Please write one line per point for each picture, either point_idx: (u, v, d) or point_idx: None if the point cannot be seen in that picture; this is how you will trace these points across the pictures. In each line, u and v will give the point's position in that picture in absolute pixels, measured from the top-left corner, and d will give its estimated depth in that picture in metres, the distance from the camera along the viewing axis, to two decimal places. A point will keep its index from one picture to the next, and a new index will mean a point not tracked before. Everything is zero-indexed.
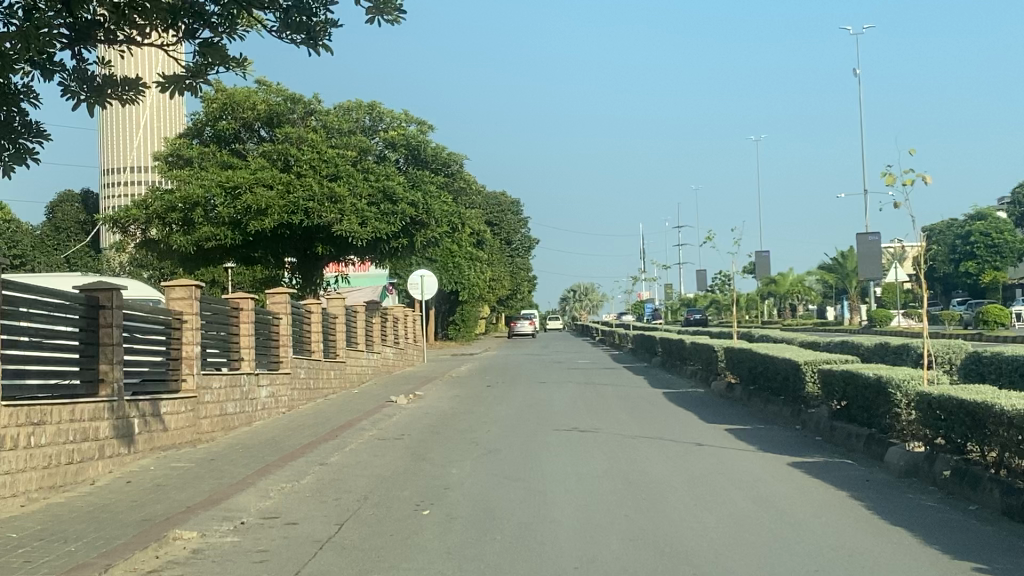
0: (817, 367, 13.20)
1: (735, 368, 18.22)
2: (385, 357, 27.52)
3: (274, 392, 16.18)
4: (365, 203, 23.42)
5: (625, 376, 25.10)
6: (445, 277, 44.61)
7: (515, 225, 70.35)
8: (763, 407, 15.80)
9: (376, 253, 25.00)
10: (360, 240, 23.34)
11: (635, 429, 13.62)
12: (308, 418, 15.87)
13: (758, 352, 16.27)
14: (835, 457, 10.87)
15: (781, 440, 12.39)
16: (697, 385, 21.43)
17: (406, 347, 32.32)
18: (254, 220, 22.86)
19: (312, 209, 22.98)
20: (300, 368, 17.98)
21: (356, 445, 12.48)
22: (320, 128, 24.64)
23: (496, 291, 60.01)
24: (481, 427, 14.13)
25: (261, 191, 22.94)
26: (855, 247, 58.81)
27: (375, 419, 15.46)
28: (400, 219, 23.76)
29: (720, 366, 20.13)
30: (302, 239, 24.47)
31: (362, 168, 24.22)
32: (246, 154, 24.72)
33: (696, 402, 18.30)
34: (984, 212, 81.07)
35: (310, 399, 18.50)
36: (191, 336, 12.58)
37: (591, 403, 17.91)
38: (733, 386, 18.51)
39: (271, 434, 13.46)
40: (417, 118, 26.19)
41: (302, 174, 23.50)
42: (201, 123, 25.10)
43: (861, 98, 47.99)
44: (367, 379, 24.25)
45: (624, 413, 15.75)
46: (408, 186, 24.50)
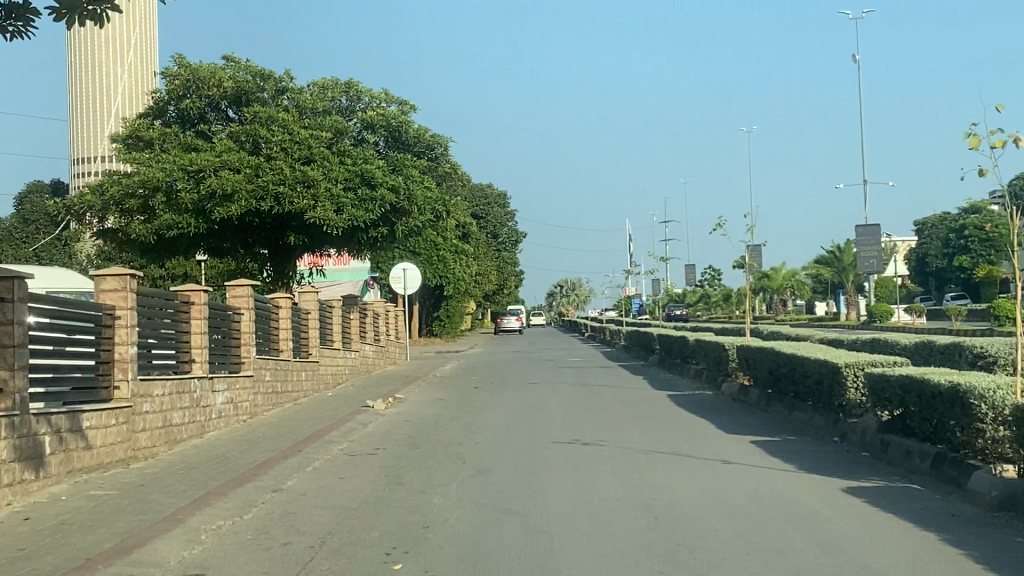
0: (860, 370, 11.30)
1: (752, 370, 16.31)
2: (364, 357, 25.59)
3: (234, 398, 14.29)
4: (340, 189, 21.46)
5: (622, 377, 23.20)
6: (430, 270, 42.69)
7: (501, 218, 68.46)
8: (788, 415, 13.90)
9: (354, 244, 23.00)
10: (335, 229, 21.35)
11: (648, 442, 11.74)
12: (271, 428, 13.96)
13: (782, 352, 14.36)
14: (897, 481, 9.00)
15: (822, 457, 10.51)
16: (705, 387, 19.53)
17: (387, 345, 30.35)
18: (220, 206, 20.95)
19: (283, 195, 21.05)
20: (265, 370, 16.09)
21: (320, 463, 10.59)
22: (293, 108, 22.70)
23: (482, 286, 58.09)
24: (470, 440, 12.25)
25: (227, 174, 21.04)
26: (852, 241, 56.95)
27: (348, 428, 13.58)
28: (380, 206, 21.76)
29: (731, 366, 18.22)
30: (272, 228, 22.53)
31: (338, 150, 22.25)
32: (212, 135, 22.75)
33: (707, 407, 16.41)
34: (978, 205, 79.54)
35: (277, 404, 16.58)
36: (126, 335, 10.67)
37: (590, 408, 16.03)
38: (749, 389, 16.62)
39: (225, 449, 11.57)
40: (399, 98, 24.13)
41: (273, 156, 21.61)
42: (163, 101, 23.10)
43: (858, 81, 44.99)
44: (343, 380, 22.33)
45: (631, 421, 13.87)
46: (388, 171, 22.49)
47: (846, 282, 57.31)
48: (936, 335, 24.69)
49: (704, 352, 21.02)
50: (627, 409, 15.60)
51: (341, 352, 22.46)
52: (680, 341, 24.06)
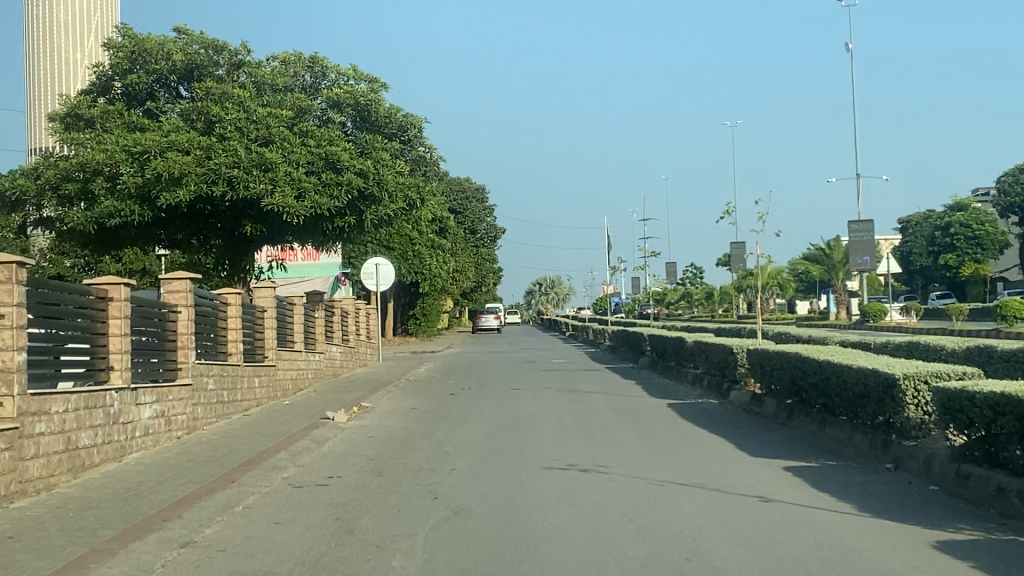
0: (922, 383, 9.18)
1: (768, 377, 14.20)
2: (329, 358, 23.43)
3: (165, 411, 12.14)
4: (302, 172, 19.33)
5: (613, 381, 21.11)
6: (405, 266, 40.54)
7: (480, 214, 66.34)
8: (818, 433, 11.82)
9: (318, 235, 20.85)
10: (295, 218, 19.17)
11: (661, 470, 9.63)
12: (207, 447, 11.83)
13: (808, 357, 12.25)
14: (998, 532, 6.91)
15: (881, 492, 8.42)
16: (708, 395, 17.44)
17: (357, 346, 28.20)
18: (166, 191, 18.75)
19: (238, 179, 18.89)
20: (208, 378, 13.93)
21: (254, 500, 8.46)
22: (250, 85, 20.53)
23: (459, 283, 55.90)
24: (443, 467, 10.14)
25: (174, 155, 18.87)
26: (843, 237, 54.84)
27: (298, 448, 11.45)
28: (346, 192, 19.61)
29: (739, 373, 16.11)
30: (228, 218, 20.35)
31: (300, 130, 20.07)
32: (160, 114, 20.55)
33: (715, 419, 14.32)
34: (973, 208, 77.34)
35: (221, 415, 14.45)
36: (13, 339, 8.51)
37: (582, 421, 13.92)
38: (764, 400, 14.48)
39: (142, 478, 9.42)
40: (369, 76, 21.94)
41: (227, 136, 19.42)
42: (107, 77, 20.91)
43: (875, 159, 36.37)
44: (305, 386, 20.16)
45: (633, 440, 11.78)
46: (355, 154, 20.30)
47: (836, 279, 55.34)
48: (957, 337, 22.51)
49: (706, 355, 18.93)
50: (627, 423, 13.48)
51: (303, 354, 20.28)
52: (675, 343, 21.95)
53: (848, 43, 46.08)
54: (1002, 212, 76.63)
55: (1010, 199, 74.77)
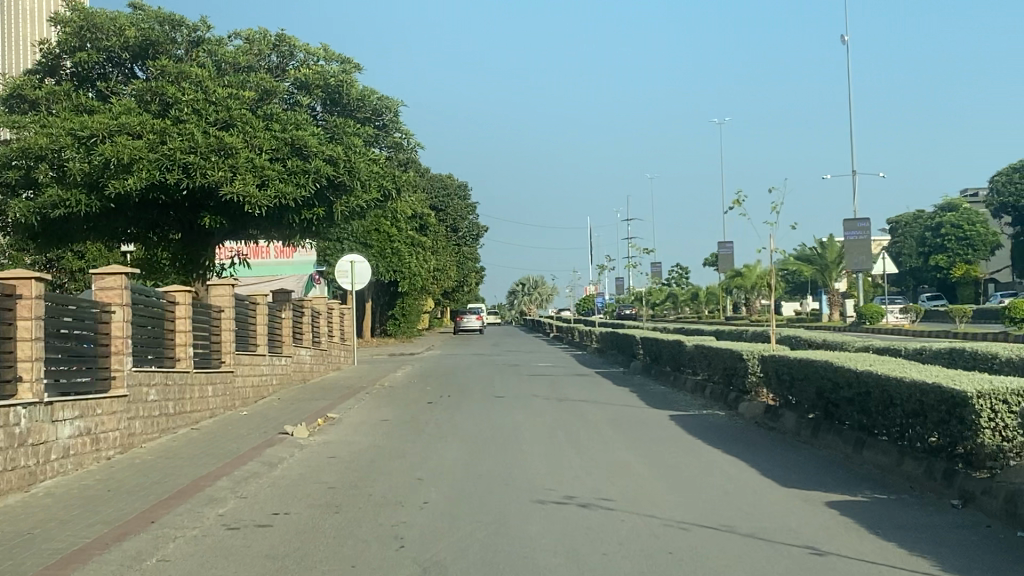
0: (998, 402, 7.51)
1: (788, 388, 12.50)
2: (297, 363, 21.69)
3: (92, 428, 10.40)
4: (265, 159, 17.59)
5: (604, 388, 19.43)
6: (383, 264, 38.75)
7: (462, 211, 64.51)
8: (854, 456, 10.15)
9: (283, 227, 19.11)
10: (257, 208, 17.41)
11: (678, 507, 7.94)
12: (137, 469, 10.10)
13: (840, 365, 10.56)
14: None
15: (957, 541, 6.76)
16: (714, 406, 15.74)
17: (329, 349, 26.42)
18: (115, 179, 16.95)
19: (194, 166, 17.12)
20: (148, 388, 12.20)
21: (174, 551, 6.74)
22: (209, 64, 18.73)
23: (440, 282, 54.10)
24: (413, 500, 8.43)
25: (125, 139, 17.08)
26: (836, 236, 53.19)
27: (244, 473, 9.73)
28: (314, 181, 17.88)
29: (750, 382, 14.41)
30: (185, 210, 18.59)
31: (264, 113, 18.30)
32: (111, 95, 18.73)
33: (726, 435, 12.65)
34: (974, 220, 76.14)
35: (164, 430, 12.72)
36: None
37: (576, 439, 12.22)
38: (781, 414, 12.81)
39: (44, 516, 7.71)
40: (341, 56, 20.16)
41: (182, 119, 17.62)
42: (53, 55, 19.07)
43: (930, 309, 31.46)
44: (268, 394, 18.46)
45: (638, 463, 10.08)
46: (324, 139, 18.55)
47: (829, 279, 53.67)
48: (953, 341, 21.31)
49: (708, 362, 17.25)
50: (627, 442, 11.79)
51: (266, 359, 18.57)
52: (672, 346, 20.24)
53: (843, 35, 44.39)
54: (995, 212, 75.10)
55: (1004, 199, 73.21)
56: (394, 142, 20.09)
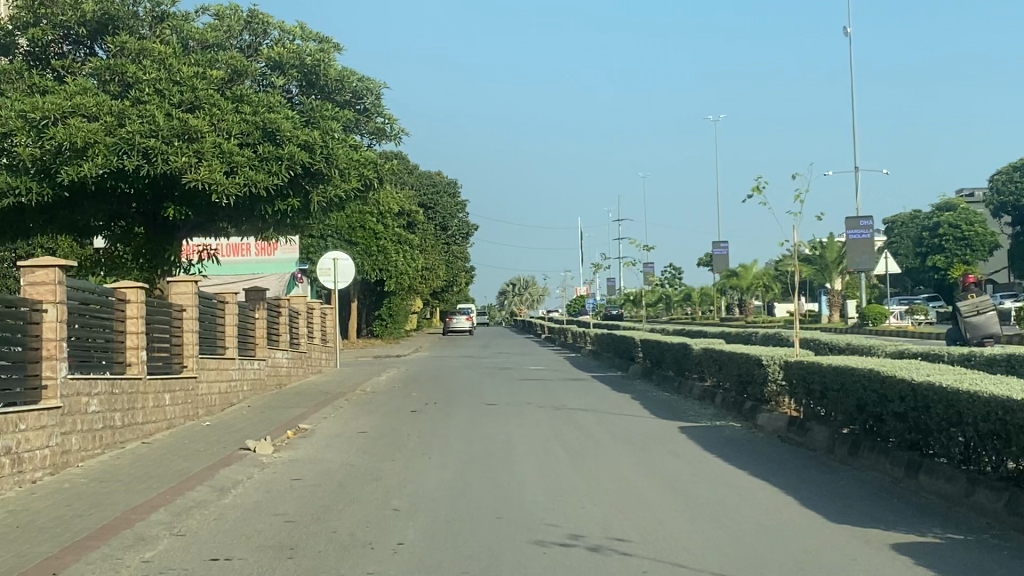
0: None
1: (818, 398, 11.03)
2: (272, 367, 20.16)
3: (12, 447, 8.85)
4: (233, 144, 16.07)
5: (604, 395, 17.94)
6: (369, 262, 37.21)
7: (451, 209, 62.95)
8: (906, 481, 8.67)
9: (255, 219, 17.59)
10: (225, 198, 15.86)
11: (710, 553, 6.44)
12: (64, 495, 8.55)
13: (887, 374, 9.09)
14: None
15: None
16: (727, 416, 14.26)
17: (309, 351, 24.89)
18: (68, 165, 15.37)
19: (155, 151, 15.57)
20: (89, 398, 10.65)
21: None
22: (174, 41, 17.17)
23: (428, 281, 52.58)
24: (386, 542, 6.91)
25: (79, 121, 15.49)
26: (836, 235, 51.77)
27: (188, 502, 8.21)
28: (287, 169, 16.36)
29: (771, 391, 12.92)
30: (147, 200, 17.03)
31: (233, 95, 16.76)
32: (68, 74, 17.14)
33: (747, 450, 11.16)
34: (973, 220, 74.83)
35: (109, 445, 11.17)
36: None
37: (576, 457, 10.71)
38: (810, 428, 11.33)
39: None
40: (320, 35, 18.61)
41: (143, 100, 16.06)
42: (6, 31, 17.47)
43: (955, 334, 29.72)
44: (238, 401, 16.94)
45: (653, 491, 8.56)
46: (300, 123, 17.01)
47: (829, 279, 52.31)
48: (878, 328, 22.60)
49: (719, 366, 15.79)
50: (636, 461, 10.30)
51: (236, 363, 17.04)
52: (677, 350, 18.74)
53: (846, 26, 42.99)
54: (994, 212, 73.82)
55: (1003, 198, 71.89)
56: (377, 128, 18.52)
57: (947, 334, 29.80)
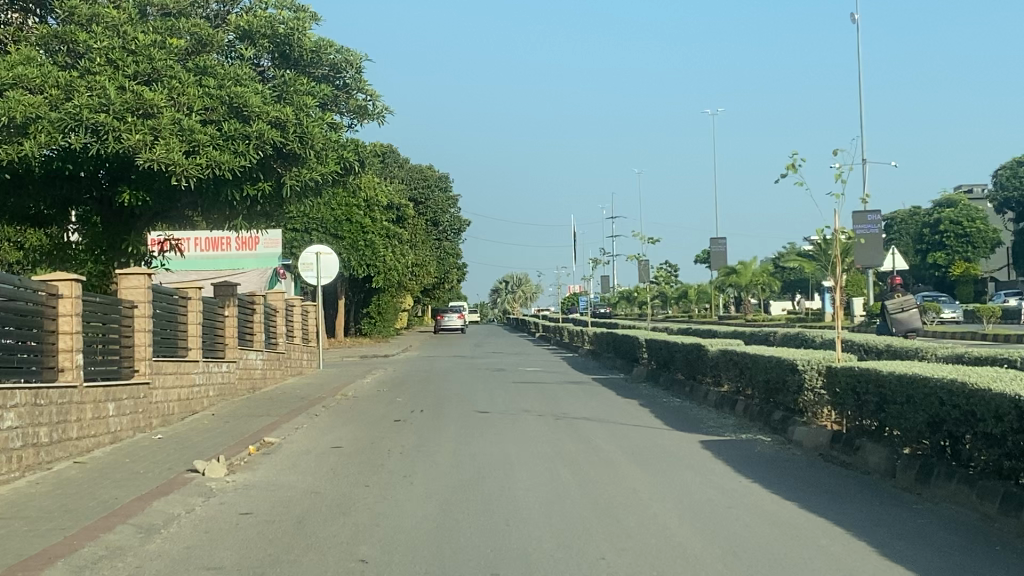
0: None
1: (872, 411, 9.32)
2: (244, 369, 18.42)
3: None
4: (195, 120, 14.28)
5: (608, 401, 16.24)
6: (356, 257, 35.46)
7: (443, 204, 61.16)
8: (1004, 521, 6.95)
9: (223, 206, 15.81)
10: (183, 181, 14.05)
11: None
12: None
13: (972, 385, 7.38)
14: None
15: None
16: (752, 427, 12.55)
17: (288, 351, 23.11)
18: (6, 144, 13.55)
19: (105, 128, 13.73)
20: (2, 413, 8.88)
21: None
22: (129, 7, 15.40)
23: (419, 278, 50.86)
24: None
25: (19, 94, 13.66)
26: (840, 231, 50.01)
27: (98, 552, 6.45)
28: (255, 149, 14.57)
29: (806, 400, 11.21)
30: (101, 183, 15.24)
31: (195, 67, 15.00)
32: (10, 42, 15.33)
33: (788, 474, 9.43)
34: (974, 217, 73.07)
35: (30, 467, 9.40)
36: None
37: (586, 486, 8.97)
38: (860, 446, 9.61)
39: None
40: (294, 3, 16.81)
41: (94, 71, 14.27)
42: None
43: (974, 335, 27.92)
44: (201, 408, 15.18)
45: (688, 540, 6.81)
46: (271, 98, 15.23)
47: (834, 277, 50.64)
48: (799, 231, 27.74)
49: (739, 370, 14.04)
50: (659, 492, 8.57)
51: (200, 367, 15.29)
52: (690, 350, 17.03)
53: (853, 13, 41.09)
54: (997, 208, 72.07)
55: (1007, 193, 70.08)
56: (359, 106, 16.72)
57: (967, 336, 27.98)
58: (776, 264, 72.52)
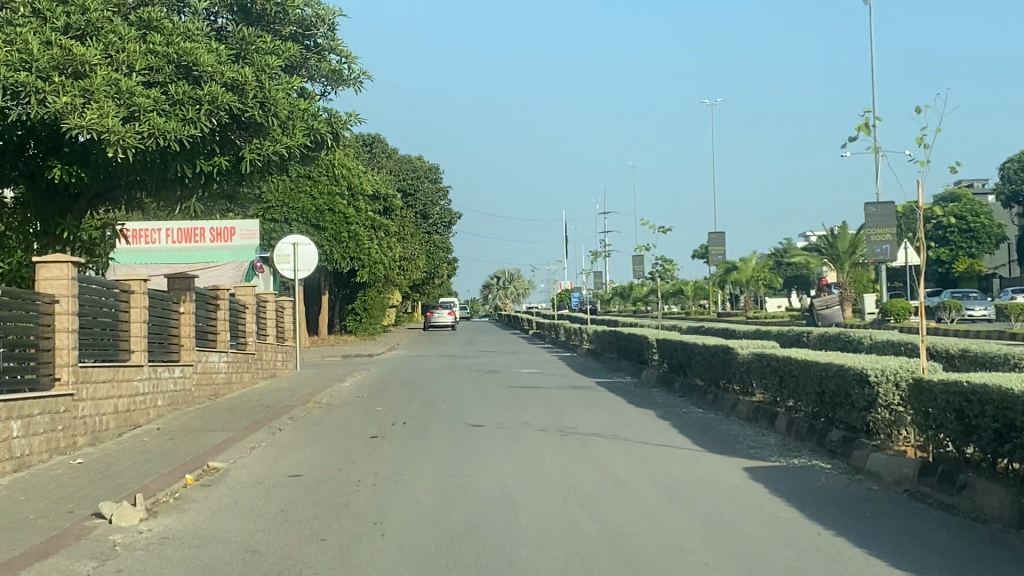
0: None
1: (987, 441, 7.17)
2: (204, 372, 16.20)
3: None
4: (136, 82, 12.00)
5: (619, 412, 14.07)
6: (339, 250, 33.33)
7: (433, 195, 58.98)
8: None
9: (173, 185, 13.59)
10: (119, 153, 11.77)
11: None
12: None
13: None
14: None
15: None
16: (802, 449, 10.38)
17: (260, 352, 20.89)
18: None
19: (26, 89, 11.40)
20: None
21: None
22: None
23: (407, 272, 48.61)
24: None
25: None
26: (847, 224, 47.78)
27: None
28: (208, 116, 12.33)
29: (878, 420, 9.04)
30: (27, 155, 12.95)
31: (138, 20, 12.73)
32: None
33: (876, 525, 7.27)
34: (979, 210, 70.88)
35: None
36: None
37: (616, 542, 6.78)
38: (968, 483, 7.47)
39: None
40: None
41: (16, 22, 11.95)
42: None
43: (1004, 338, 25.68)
44: (144, 421, 12.96)
45: None
46: (229, 57, 12.98)
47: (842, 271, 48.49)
48: None
49: (780, 379, 11.86)
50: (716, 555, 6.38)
51: (144, 373, 13.06)
52: (712, 353, 14.84)
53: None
54: (1003, 201, 69.92)
55: (1015, 186, 67.86)
56: (333, 70, 14.47)
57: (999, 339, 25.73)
58: (776, 259, 70.32)
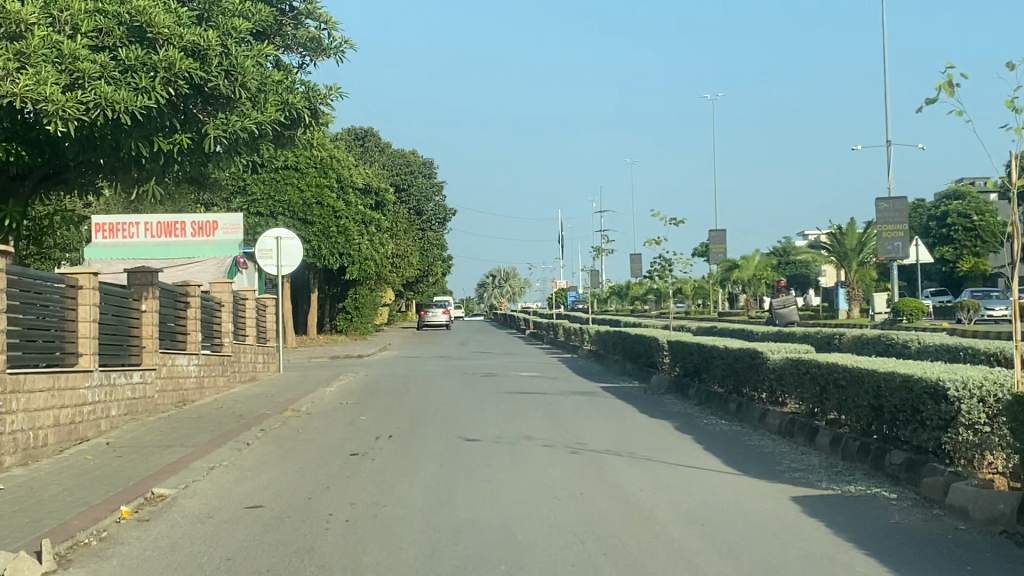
0: None
1: None
2: (170, 376, 14.62)
3: None
4: (81, 45, 10.40)
5: (631, 423, 12.52)
6: (327, 245, 31.86)
7: (427, 191, 57.47)
8: None
9: (130, 166, 12.01)
10: (62, 124, 10.18)
11: None
12: None
13: None
14: None
15: None
16: (855, 472, 8.82)
17: (237, 354, 19.31)
18: None
19: None
20: None
21: None
22: None
23: (399, 270, 47.09)
24: None
25: None
26: (854, 220, 46.18)
27: None
28: (163, 84, 10.75)
29: (955, 442, 7.48)
30: None
31: None
32: None
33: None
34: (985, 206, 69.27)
35: None
36: None
37: None
38: None
39: None
40: None
41: None
42: None
43: None
44: (93, 433, 11.38)
45: None
46: (190, 18, 11.40)
47: (849, 270, 46.91)
48: None
49: (821, 388, 10.29)
50: None
51: (94, 379, 11.50)
52: (735, 357, 13.26)
53: None
54: None
55: None
56: (312, 38, 12.86)
57: None
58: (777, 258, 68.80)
